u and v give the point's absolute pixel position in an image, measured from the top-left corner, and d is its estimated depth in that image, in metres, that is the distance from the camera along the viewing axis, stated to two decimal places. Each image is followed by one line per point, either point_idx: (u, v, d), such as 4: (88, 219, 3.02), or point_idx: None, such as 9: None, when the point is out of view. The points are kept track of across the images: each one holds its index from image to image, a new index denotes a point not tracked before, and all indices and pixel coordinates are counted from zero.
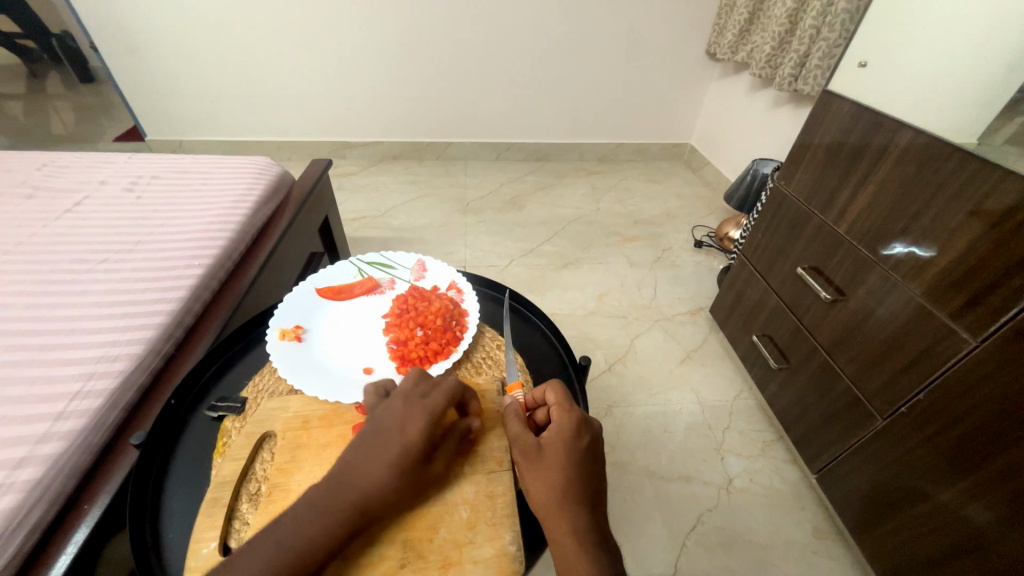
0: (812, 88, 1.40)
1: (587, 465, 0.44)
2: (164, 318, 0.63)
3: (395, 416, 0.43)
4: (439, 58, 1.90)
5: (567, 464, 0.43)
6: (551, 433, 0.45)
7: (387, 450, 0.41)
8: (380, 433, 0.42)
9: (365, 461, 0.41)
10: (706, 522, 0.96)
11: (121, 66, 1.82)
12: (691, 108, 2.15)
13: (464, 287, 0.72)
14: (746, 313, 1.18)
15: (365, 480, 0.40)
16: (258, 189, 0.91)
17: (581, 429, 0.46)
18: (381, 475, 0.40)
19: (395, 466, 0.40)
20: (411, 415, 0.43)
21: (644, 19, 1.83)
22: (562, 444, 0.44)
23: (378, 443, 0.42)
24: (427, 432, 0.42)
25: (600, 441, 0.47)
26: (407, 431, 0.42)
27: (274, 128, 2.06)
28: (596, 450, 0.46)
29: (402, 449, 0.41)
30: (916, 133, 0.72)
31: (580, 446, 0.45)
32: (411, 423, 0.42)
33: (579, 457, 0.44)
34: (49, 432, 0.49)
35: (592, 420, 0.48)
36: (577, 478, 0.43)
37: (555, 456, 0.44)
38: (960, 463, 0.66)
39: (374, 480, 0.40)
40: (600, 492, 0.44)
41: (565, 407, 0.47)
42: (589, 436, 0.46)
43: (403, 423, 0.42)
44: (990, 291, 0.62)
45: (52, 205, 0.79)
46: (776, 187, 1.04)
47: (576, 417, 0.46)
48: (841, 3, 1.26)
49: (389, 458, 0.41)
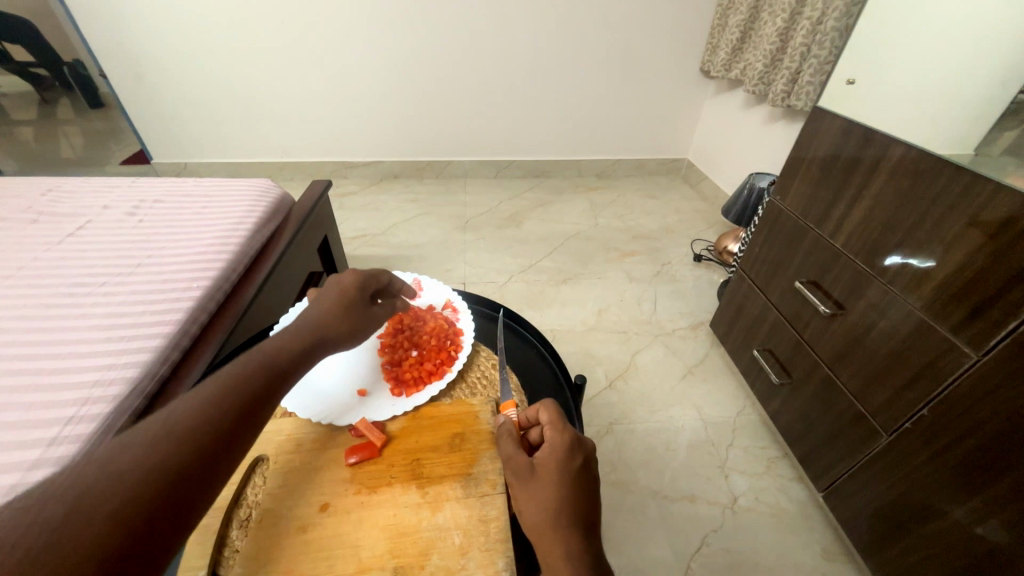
0: (804, 103, 1.42)
1: (580, 484, 0.43)
2: (161, 341, 0.63)
3: (332, 282, 0.59)
4: (439, 79, 1.94)
5: (560, 483, 0.43)
6: (545, 452, 0.45)
7: (333, 294, 0.57)
8: (325, 290, 0.58)
9: (316, 305, 0.56)
10: (711, 543, 0.93)
11: (128, 92, 1.87)
12: (687, 124, 2.18)
13: (460, 306, 0.71)
14: (745, 327, 1.17)
15: (318, 313, 0.54)
16: (257, 212, 0.92)
17: (574, 449, 0.45)
18: (328, 310, 0.55)
19: (339, 304, 0.56)
20: (345, 274, 0.59)
21: (637, 39, 1.88)
22: (553, 461, 0.44)
23: (321, 297, 0.57)
24: (360, 283, 0.58)
25: (594, 460, 0.46)
26: (341, 285, 0.58)
27: (277, 150, 2.10)
28: (590, 470, 0.45)
29: (342, 294, 0.57)
30: (908, 147, 0.73)
31: (573, 463, 0.44)
32: (345, 279, 0.59)
33: (572, 474, 0.43)
34: (42, 458, 0.48)
35: (586, 439, 0.48)
36: (571, 499, 0.42)
37: (549, 473, 0.43)
38: (970, 482, 0.64)
39: (324, 315, 0.54)
40: (595, 515, 0.43)
41: (559, 426, 0.46)
42: (583, 456, 0.45)
43: (340, 281, 0.58)
44: (990, 304, 0.62)
45: (56, 230, 0.81)
46: (772, 202, 1.05)
47: (570, 434, 0.46)
48: (830, 21, 1.28)
49: (331, 302, 0.56)
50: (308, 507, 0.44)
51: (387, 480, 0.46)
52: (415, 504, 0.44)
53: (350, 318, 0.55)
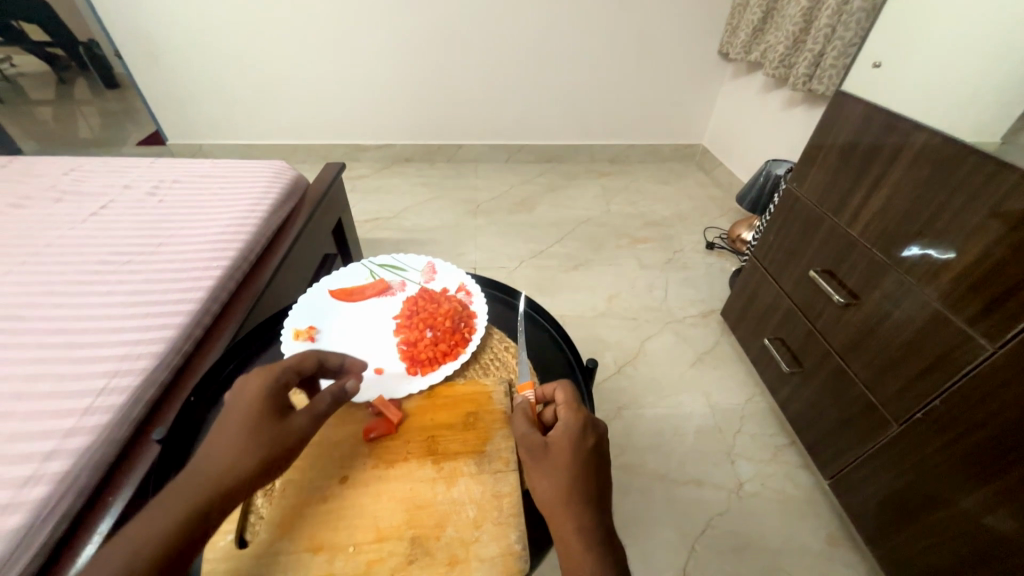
0: (826, 88, 1.39)
1: (592, 463, 0.44)
2: (184, 318, 0.65)
3: (236, 392, 0.45)
4: (451, 61, 1.92)
5: (572, 462, 0.44)
6: (558, 432, 0.46)
7: (238, 420, 0.43)
8: (229, 409, 0.44)
9: (217, 437, 0.42)
10: (717, 526, 0.95)
11: (143, 72, 1.88)
12: (703, 108, 2.14)
13: (473, 289, 0.72)
14: (757, 316, 1.17)
15: (219, 455, 0.41)
16: (273, 193, 0.93)
17: (587, 429, 0.46)
18: (234, 447, 0.41)
19: (247, 436, 0.42)
20: (253, 384, 0.45)
21: (655, 20, 1.83)
22: (566, 440, 0.45)
23: (222, 420, 0.43)
24: (270, 393, 0.44)
25: (606, 441, 0.47)
26: (246, 399, 0.44)
27: (290, 132, 2.11)
28: (601, 450, 0.46)
29: (250, 418, 0.43)
30: (932, 134, 0.71)
31: (585, 444, 0.45)
32: (250, 389, 0.44)
33: (584, 454, 0.44)
34: (77, 427, 0.51)
35: (599, 421, 0.49)
36: (582, 477, 0.43)
37: (562, 451, 0.44)
38: (980, 473, 0.64)
39: (226, 456, 0.41)
40: (606, 494, 0.44)
41: (572, 407, 0.47)
42: (595, 437, 0.46)
43: (245, 392, 0.44)
44: (1007, 296, 0.61)
45: (80, 209, 0.83)
46: (789, 189, 1.03)
47: (583, 415, 0.47)
48: (857, 1, 1.24)
49: (234, 428, 0.42)
50: (327, 479, 0.45)
51: (405, 454, 0.48)
52: (431, 478, 0.46)
53: (263, 451, 0.42)
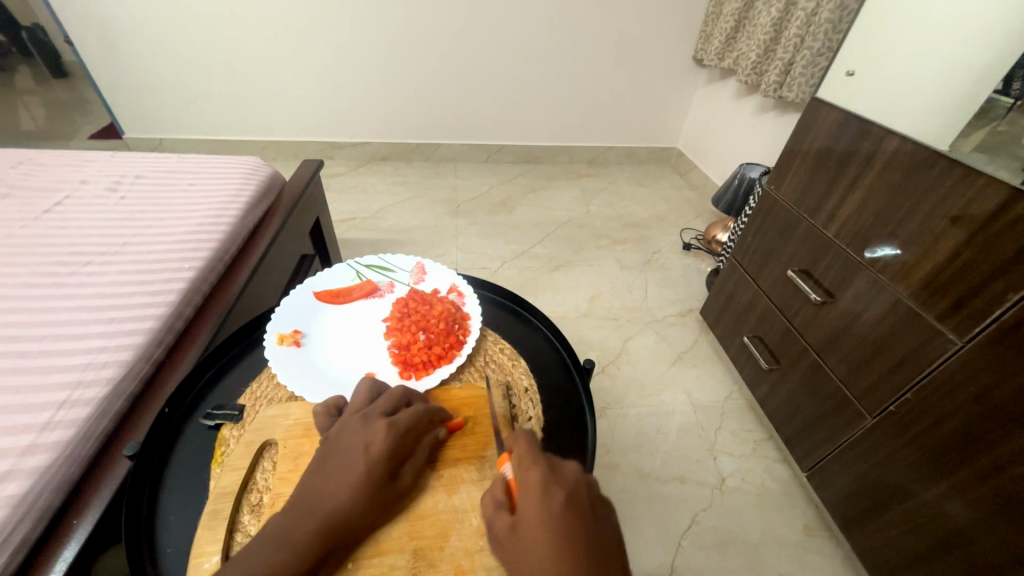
0: (797, 95, 1.44)
1: (572, 523, 0.36)
2: (155, 323, 0.61)
3: (356, 435, 0.44)
4: (429, 57, 1.89)
5: (549, 535, 0.35)
6: (523, 507, 0.37)
7: (355, 468, 0.41)
8: (344, 451, 0.43)
9: (334, 479, 0.41)
10: (701, 522, 0.97)
11: (97, 60, 1.77)
12: (678, 113, 2.19)
13: (465, 290, 0.71)
14: (736, 314, 1.20)
15: (335, 502, 0.40)
16: (249, 190, 0.89)
17: (550, 485, 0.37)
18: (349, 497, 0.40)
19: (363, 489, 0.41)
20: (376, 433, 0.44)
21: (632, 25, 1.86)
22: (534, 513, 0.36)
23: (339, 464, 0.42)
24: (392, 449, 0.43)
25: (581, 490, 0.38)
26: (367, 449, 0.43)
27: (260, 127, 2.02)
28: (578, 504, 0.37)
29: (368, 470, 0.41)
30: (902, 140, 0.74)
31: (556, 502, 0.36)
32: (375, 438, 0.43)
33: (559, 515, 0.36)
34: (35, 444, 0.46)
35: (570, 467, 0.40)
36: (569, 546, 0.34)
37: (534, 526, 0.36)
38: (946, 464, 0.68)
39: (341, 506, 0.40)
40: (599, 556, 0.35)
41: (527, 462, 0.40)
42: (566, 491, 0.37)
43: (367, 439, 0.43)
44: (974, 294, 0.64)
45: (30, 205, 0.76)
46: (767, 192, 1.06)
47: (543, 470, 0.39)
48: (824, 13, 1.29)
49: (356, 479, 0.41)
50: None
51: None
52: (432, 487, 0.45)
53: (374, 506, 0.41)
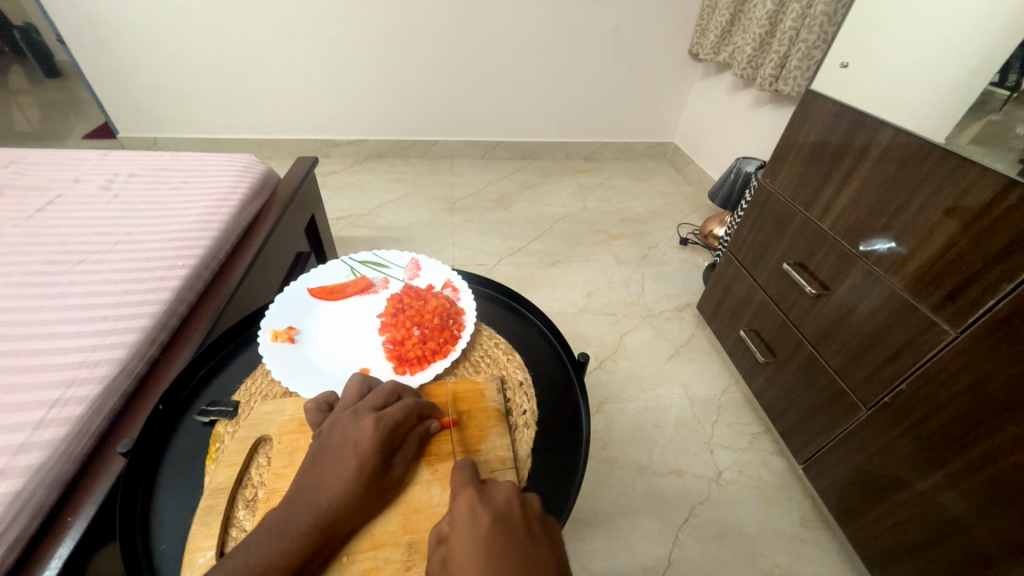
0: (792, 88, 1.43)
1: (498, 536, 0.36)
2: (149, 320, 0.60)
3: (346, 431, 0.44)
4: (425, 55, 1.88)
5: (475, 552, 0.35)
6: (453, 533, 0.37)
7: (344, 465, 0.42)
8: (334, 447, 0.43)
9: (325, 476, 0.42)
10: (699, 514, 0.97)
11: (89, 59, 1.75)
12: (674, 108, 2.19)
13: (460, 285, 0.71)
14: (732, 308, 1.20)
15: (326, 497, 0.40)
16: (243, 187, 0.88)
17: (478, 508, 0.38)
18: (340, 492, 0.41)
19: (355, 484, 0.41)
20: (364, 429, 0.44)
21: (628, 19, 1.85)
22: (461, 535, 0.36)
23: (329, 462, 0.43)
24: (381, 445, 0.44)
25: (512, 509, 0.39)
26: (357, 445, 0.43)
27: (255, 125, 2.01)
28: (510, 522, 0.37)
29: (359, 465, 0.42)
30: (896, 132, 0.74)
31: (484, 519, 0.37)
32: (363, 434, 0.44)
33: (487, 531, 0.36)
34: (29, 442, 0.46)
35: (501, 491, 0.41)
36: (495, 558, 0.34)
37: (461, 548, 0.36)
38: (939, 454, 0.69)
39: (333, 500, 0.40)
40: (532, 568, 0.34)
41: (459, 490, 0.41)
42: (493, 511, 0.38)
43: (356, 436, 0.44)
44: (968, 285, 0.65)
45: (23, 204, 0.76)
46: (762, 185, 1.06)
47: (472, 492, 0.40)
48: (819, 6, 1.29)
49: (347, 475, 0.41)
50: None
51: None
52: (424, 480, 0.46)
53: (366, 500, 0.42)
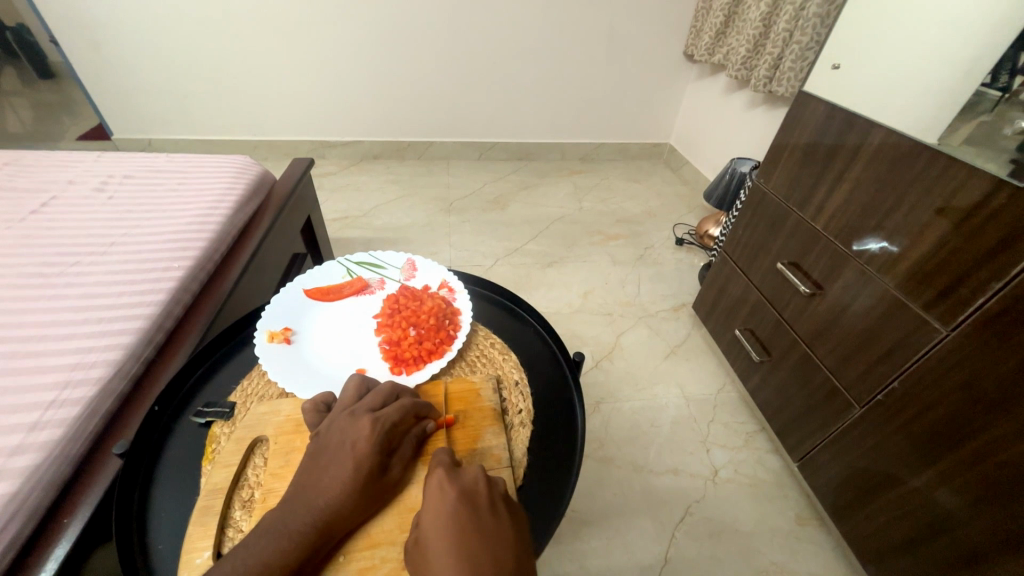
0: (786, 89, 1.44)
1: (463, 514, 0.39)
2: (144, 322, 0.60)
3: (343, 432, 0.45)
4: (421, 56, 1.88)
5: (443, 529, 0.38)
6: (423, 512, 0.40)
7: (342, 465, 0.42)
8: (332, 448, 0.44)
9: (323, 477, 0.42)
10: (695, 513, 0.98)
11: (83, 60, 1.74)
12: (669, 109, 2.20)
13: (456, 286, 0.71)
14: (728, 308, 1.21)
15: (323, 498, 0.40)
16: (238, 189, 0.88)
17: (446, 486, 0.41)
18: (336, 492, 0.41)
19: (352, 484, 0.41)
20: (361, 430, 0.44)
21: (623, 21, 1.86)
22: (431, 515, 0.39)
23: (327, 462, 0.43)
24: (378, 445, 0.44)
25: (478, 487, 0.42)
26: (354, 445, 0.43)
27: (250, 126, 2.01)
28: (477, 501, 0.40)
29: (356, 465, 0.42)
30: (888, 133, 0.75)
31: (451, 497, 0.40)
32: (360, 435, 0.44)
33: (455, 512, 0.39)
34: (24, 444, 0.46)
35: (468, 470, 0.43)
36: (461, 534, 0.38)
37: (431, 525, 0.39)
38: (932, 452, 0.69)
39: (330, 501, 0.40)
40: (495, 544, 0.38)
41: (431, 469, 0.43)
42: (461, 489, 0.41)
43: (354, 436, 0.44)
44: (959, 283, 0.65)
45: (18, 206, 0.76)
46: (756, 185, 1.07)
47: (441, 471, 0.43)
48: (812, 8, 1.30)
49: (345, 476, 0.42)
50: None
51: None
52: (420, 481, 0.46)
53: (364, 501, 0.42)
